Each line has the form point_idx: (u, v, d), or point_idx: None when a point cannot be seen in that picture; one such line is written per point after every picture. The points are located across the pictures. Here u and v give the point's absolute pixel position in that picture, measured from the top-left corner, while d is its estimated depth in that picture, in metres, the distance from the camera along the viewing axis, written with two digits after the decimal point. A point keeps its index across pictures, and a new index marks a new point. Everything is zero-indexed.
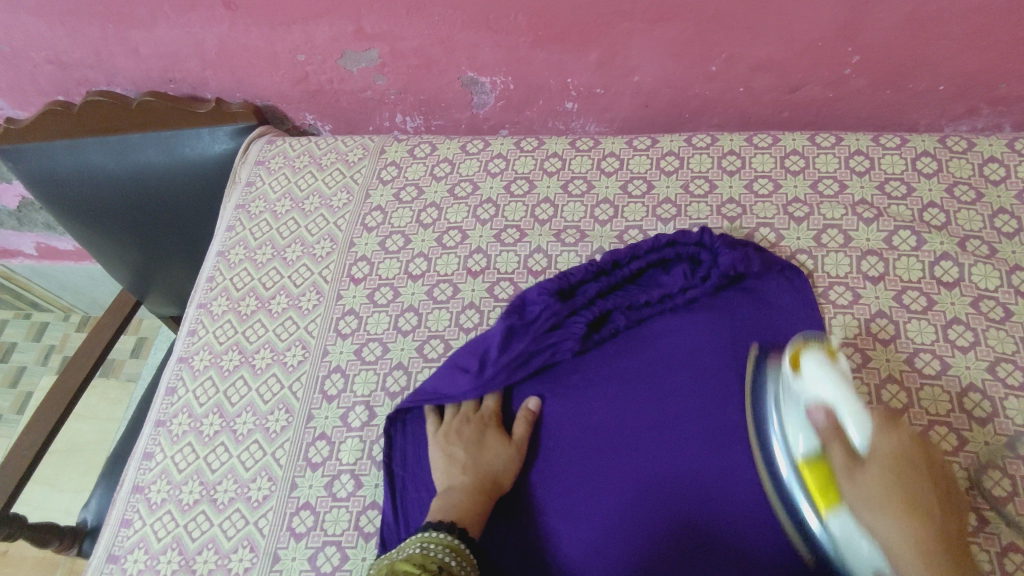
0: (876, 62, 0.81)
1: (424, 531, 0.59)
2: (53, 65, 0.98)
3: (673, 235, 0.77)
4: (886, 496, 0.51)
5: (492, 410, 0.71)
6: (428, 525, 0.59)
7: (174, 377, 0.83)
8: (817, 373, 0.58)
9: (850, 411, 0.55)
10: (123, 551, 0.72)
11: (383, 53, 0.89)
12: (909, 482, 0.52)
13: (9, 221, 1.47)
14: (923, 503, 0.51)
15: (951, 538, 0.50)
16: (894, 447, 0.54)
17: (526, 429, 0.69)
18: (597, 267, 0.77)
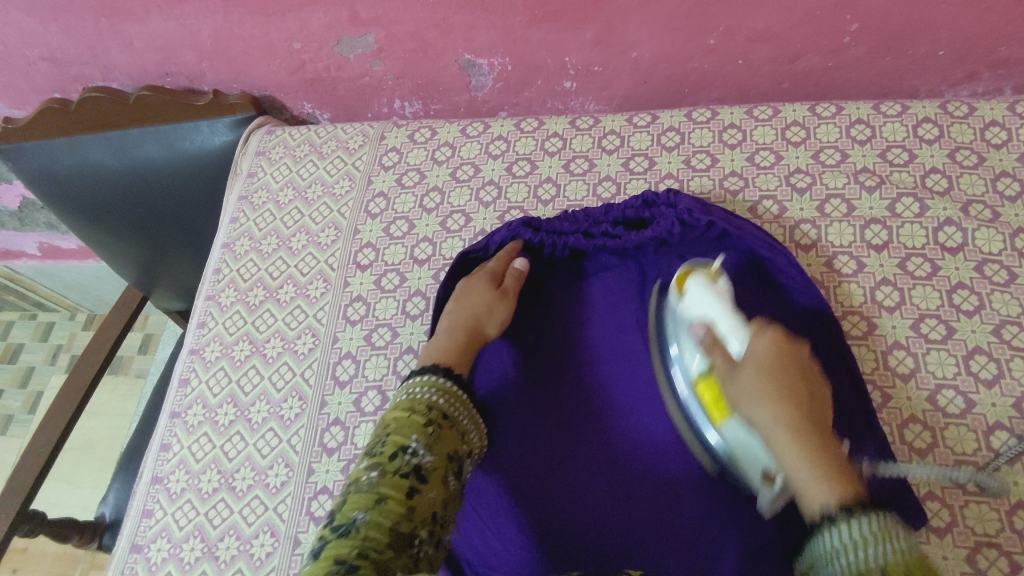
0: (875, 29, 0.80)
1: (417, 375, 0.64)
2: (48, 62, 0.98)
3: (648, 195, 0.78)
4: (765, 390, 0.54)
5: (492, 268, 0.77)
6: (426, 369, 0.64)
7: (187, 369, 0.83)
8: (696, 289, 0.64)
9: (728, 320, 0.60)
10: (145, 540, 0.73)
11: (379, 38, 0.89)
12: (793, 391, 0.54)
13: (11, 222, 1.47)
14: (797, 395, 0.54)
15: (817, 425, 0.53)
16: (769, 345, 0.56)
17: (514, 282, 0.76)
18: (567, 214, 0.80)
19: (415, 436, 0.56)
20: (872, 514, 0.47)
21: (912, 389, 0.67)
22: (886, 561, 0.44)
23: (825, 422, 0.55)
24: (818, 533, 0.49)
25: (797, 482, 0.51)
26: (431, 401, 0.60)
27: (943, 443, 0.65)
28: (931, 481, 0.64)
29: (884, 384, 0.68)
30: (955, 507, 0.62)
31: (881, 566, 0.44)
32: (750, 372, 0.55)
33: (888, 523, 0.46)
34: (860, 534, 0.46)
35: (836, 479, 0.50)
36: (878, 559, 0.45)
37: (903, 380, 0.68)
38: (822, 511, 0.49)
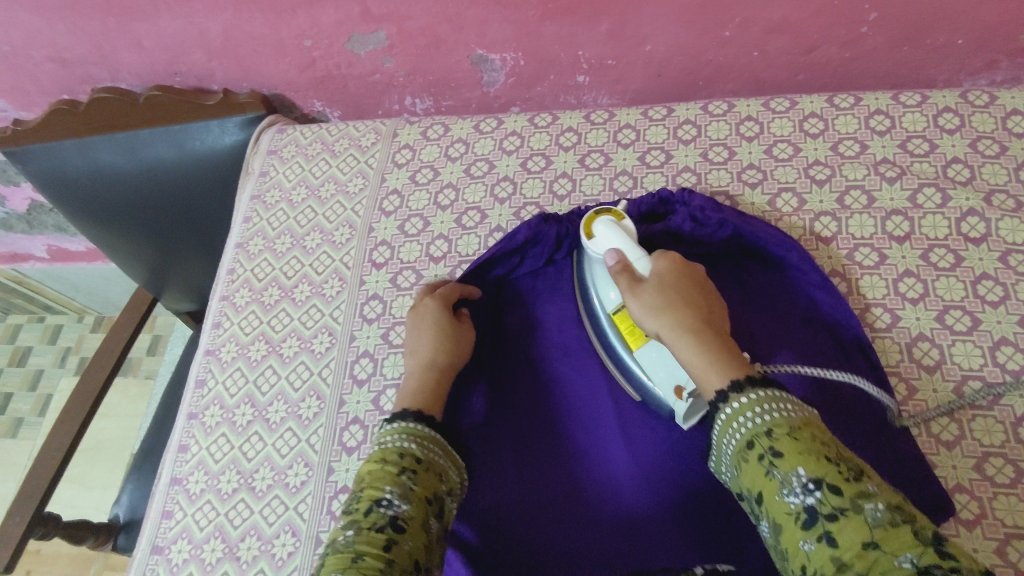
0: (894, 18, 0.79)
1: (395, 422, 0.61)
2: (56, 63, 0.97)
3: (665, 193, 0.76)
4: (665, 300, 0.61)
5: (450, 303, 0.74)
6: (395, 416, 0.62)
7: (203, 370, 0.83)
8: (601, 234, 0.67)
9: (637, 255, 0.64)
10: (166, 542, 0.73)
11: (390, 34, 0.88)
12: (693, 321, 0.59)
13: (19, 225, 1.46)
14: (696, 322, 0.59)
15: (706, 316, 0.61)
16: (667, 265, 0.64)
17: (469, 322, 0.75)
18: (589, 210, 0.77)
19: (388, 487, 0.54)
20: (763, 387, 0.52)
21: (938, 381, 0.67)
22: (773, 424, 0.49)
23: (714, 321, 0.61)
24: (717, 409, 0.53)
25: (700, 378, 0.56)
26: (402, 449, 0.58)
27: (970, 434, 0.64)
28: (959, 474, 0.63)
29: (909, 377, 0.67)
30: (985, 500, 0.61)
31: (769, 428, 0.49)
32: (651, 290, 0.62)
33: (779, 396, 0.51)
34: (752, 401, 0.51)
35: (730, 367, 0.55)
36: (764, 422, 0.50)
37: (929, 373, 0.67)
38: (718, 392, 0.54)
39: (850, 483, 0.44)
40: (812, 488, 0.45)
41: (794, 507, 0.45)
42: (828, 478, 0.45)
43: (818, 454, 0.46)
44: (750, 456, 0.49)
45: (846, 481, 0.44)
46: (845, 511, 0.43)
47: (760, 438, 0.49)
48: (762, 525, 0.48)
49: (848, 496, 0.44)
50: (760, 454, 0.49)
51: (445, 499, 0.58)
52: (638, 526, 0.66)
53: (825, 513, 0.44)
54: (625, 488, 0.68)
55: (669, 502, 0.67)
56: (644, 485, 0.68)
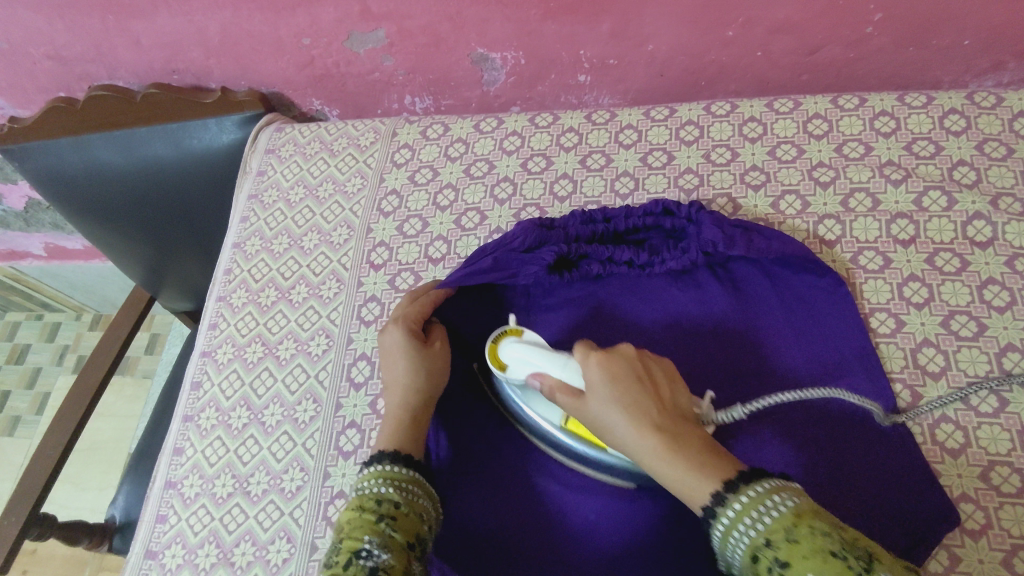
0: (900, 19, 0.78)
1: (373, 464, 0.59)
2: (53, 60, 0.96)
3: (669, 202, 0.76)
4: (620, 410, 0.55)
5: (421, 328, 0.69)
6: (372, 459, 0.60)
7: (199, 371, 0.82)
8: (513, 356, 0.65)
9: (554, 365, 0.61)
10: (159, 546, 0.72)
11: (390, 33, 0.87)
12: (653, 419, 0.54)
13: (16, 223, 1.45)
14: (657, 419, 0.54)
15: (665, 410, 0.55)
16: (600, 366, 0.57)
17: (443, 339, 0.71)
18: (587, 215, 0.77)
19: (366, 536, 0.52)
20: (745, 487, 0.48)
21: (944, 388, 0.66)
22: (767, 530, 0.45)
23: (676, 407, 0.56)
24: (710, 525, 0.49)
25: (680, 490, 0.51)
26: (379, 494, 0.56)
27: (976, 442, 0.63)
28: (964, 482, 0.62)
29: (913, 383, 0.67)
30: (990, 510, 0.61)
31: (766, 538, 0.45)
32: (602, 403, 0.56)
33: (762, 491, 0.47)
34: (741, 509, 0.47)
35: (710, 466, 0.51)
36: (761, 532, 0.45)
37: (934, 379, 0.66)
38: (707, 506, 0.49)
39: (858, 569, 0.40)
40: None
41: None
42: (835, 572, 0.41)
43: (821, 550, 0.42)
44: (757, 568, 0.45)
45: (851, 569, 0.40)
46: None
47: (762, 551, 0.45)
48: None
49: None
50: (766, 567, 0.44)
51: (429, 539, 0.56)
52: (634, 535, 0.63)
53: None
54: (621, 496, 0.65)
55: (667, 510, 0.63)
56: (642, 492, 0.64)
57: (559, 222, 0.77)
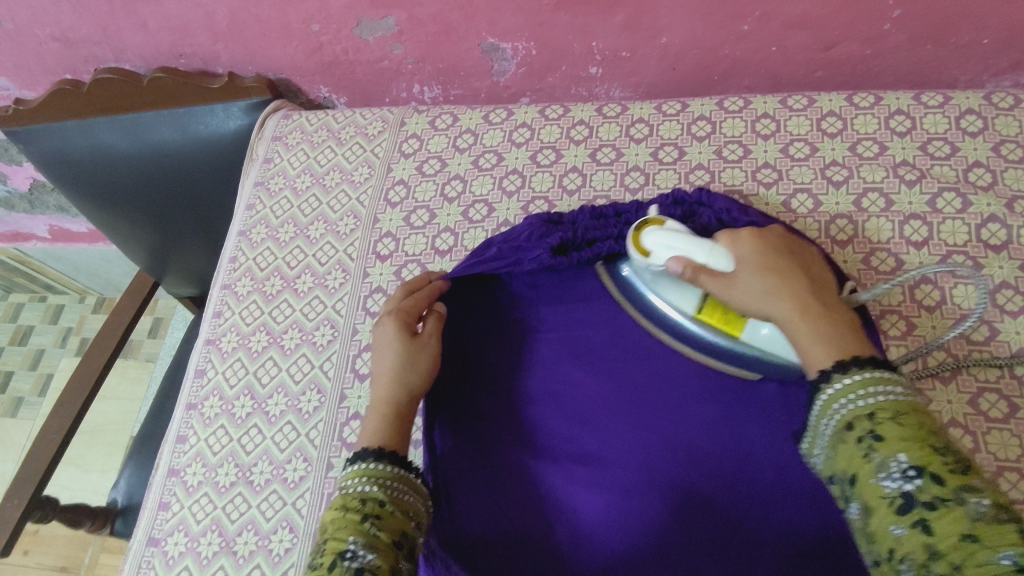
0: (919, 16, 0.77)
1: (357, 462, 0.58)
2: (60, 42, 0.96)
3: (679, 193, 0.74)
4: (769, 281, 0.57)
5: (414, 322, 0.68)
6: (356, 456, 0.59)
7: (203, 359, 0.82)
8: (655, 241, 0.63)
9: (700, 249, 0.60)
10: (162, 534, 0.72)
11: (400, 20, 0.86)
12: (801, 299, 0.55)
13: (21, 204, 1.45)
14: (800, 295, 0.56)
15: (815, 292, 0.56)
16: (755, 249, 0.59)
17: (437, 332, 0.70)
18: (597, 212, 0.76)
19: (351, 537, 0.50)
20: (870, 367, 0.48)
21: (954, 393, 0.65)
22: (876, 407, 0.46)
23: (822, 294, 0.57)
24: (816, 391, 0.50)
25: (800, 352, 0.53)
26: (363, 493, 0.54)
27: (985, 448, 0.63)
28: None
29: (923, 387, 0.66)
30: None
31: (872, 412, 0.46)
32: (749, 274, 0.58)
33: (889, 377, 0.48)
34: (854, 382, 0.48)
35: (842, 343, 0.52)
36: (867, 406, 0.46)
37: (944, 384, 0.66)
38: (820, 372, 0.50)
39: (955, 474, 0.41)
40: (913, 476, 0.42)
41: (891, 492, 0.43)
42: (932, 466, 0.42)
43: (926, 442, 0.43)
44: (845, 437, 0.47)
45: (950, 472, 0.42)
46: (945, 501, 0.41)
47: (861, 422, 0.46)
48: (851, 507, 0.47)
49: (952, 486, 0.41)
50: (860, 438, 0.46)
51: (416, 535, 0.55)
52: (642, 534, 0.63)
53: (924, 501, 0.42)
54: (629, 494, 0.64)
55: (676, 510, 0.63)
56: (651, 492, 0.64)
57: (568, 216, 0.76)
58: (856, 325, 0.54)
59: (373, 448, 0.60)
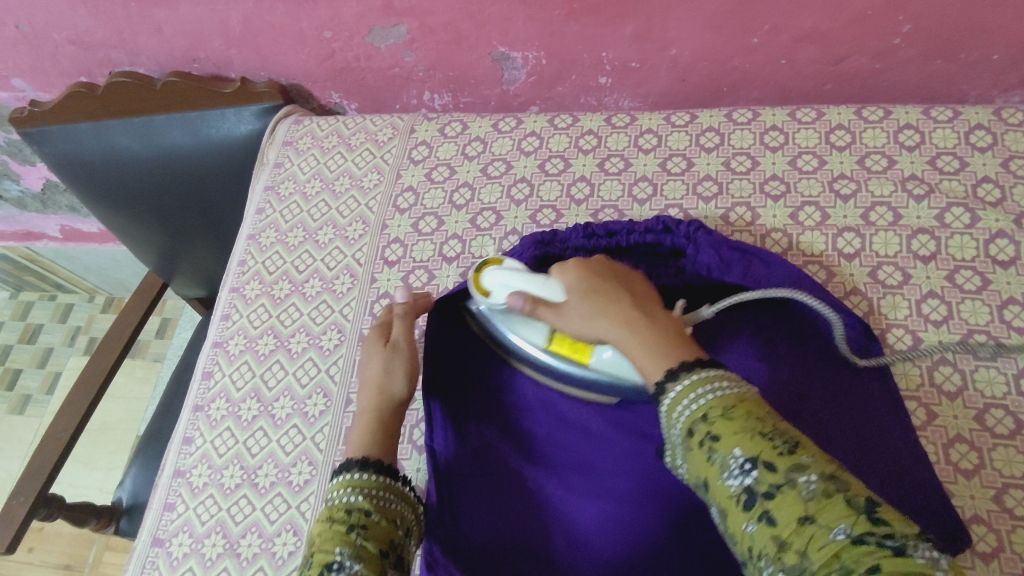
0: (929, 31, 0.77)
1: (340, 474, 0.59)
2: (75, 45, 0.97)
3: (669, 220, 0.73)
4: (595, 308, 0.57)
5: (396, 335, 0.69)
6: (339, 468, 0.59)
7: (210, 361, 0.83)
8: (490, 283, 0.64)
9: (534, 282, 0.60)
10: (167, 534, 0.73)
11: (412, 29, 0.86)
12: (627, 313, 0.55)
13: (33, 204, 1.46)
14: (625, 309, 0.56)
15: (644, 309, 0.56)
16: (575, 275, 0.59)
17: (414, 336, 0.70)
18: (590, 231, 0.74)
19: (337, 547, 0.51)
20: (697, 370, 0.49)
21: (960, 408, 0.65)
22: (708, 407, 0.47)
23: (644, 298, 0.58)
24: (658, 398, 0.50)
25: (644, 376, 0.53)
26: (350, 504, 0.55)
27: (990, 464, 0.62)
28: (977, 504, 0.61)
29: (929, 402, 0.66)
30: (1003, 533, 0.60)
31: (704, 413, 0.47)
32: (578, 301, 0.58)
33: (714, 375, 0.48)
34: (685, 389, 0.48)
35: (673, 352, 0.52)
36: (701, 407, 0.47)
37: (950, 399, 0.66)
38: (658, 382, 0.51)
39: (784, 456, 0.42)
40: (749, 469, 0.43)
41: (733, 490, 0.43)
42: (763, 455, 0.43)
43: (755, 431, 0.44)
44: (690, 442, 0.48)
45: (780, 456, 0.42)
46: (781, 488, 0.41)
47: (698, 425, 0.47)
48: (712, 512, 0.47)
49: (783, 471, 0.42)
50: (701, 440, 0.46)
51: (403, 543, 0.56)
52: (635, 542, 0.63)
53: (764, 492, 0.42)
54: (624, 503, 0.65)
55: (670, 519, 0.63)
56: (645, 501, 0.64)
57: (561, 236, 0.74)
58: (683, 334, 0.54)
59: (358, 457, 0.60)
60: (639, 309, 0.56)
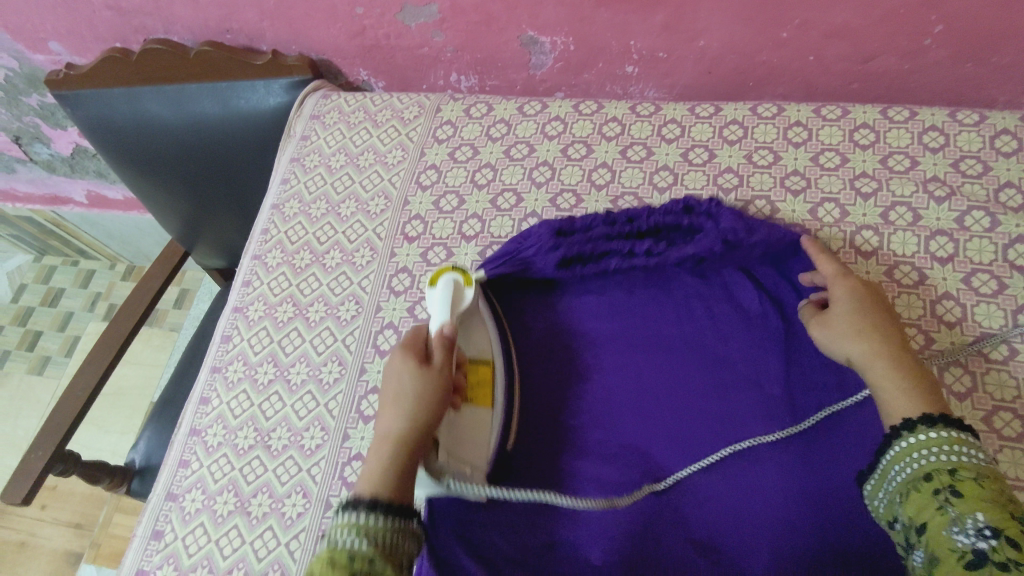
0: (960, 33, 0.77)
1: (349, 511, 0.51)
2: (112, 11, 0.99)
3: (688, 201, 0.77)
4: (863, 322, 0.62)
5: (443, 365, 0.61)
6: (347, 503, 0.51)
7: (230, 325, 0.84)
8: (444, 289, 0.68)
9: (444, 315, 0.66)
10: (180, 489, 0.74)
11: (443, 9, 0.87)
12: (868, 296, 0.65)
13: (61, 168, 1.49)
14: (865, 291, 0.65)
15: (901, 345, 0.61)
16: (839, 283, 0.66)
17: (446, 359, 0.62)
18: (609, 218, 0.77)
19: None
20: (955, 429, 0.52)
21: (968, 409, 0.65)
22: (959, 464, 0.50)
23: (903, 328, 0.64)
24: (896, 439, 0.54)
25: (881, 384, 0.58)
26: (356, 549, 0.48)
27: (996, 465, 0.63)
28: None
29: None
30: None
31: (953, 469, 0.50)
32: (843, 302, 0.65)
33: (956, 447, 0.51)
34: (940, 438, 0.52)
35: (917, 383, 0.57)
36: (949, 461, 0.50)
37: (959, 399, 0.66)
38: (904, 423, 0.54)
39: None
40: (989, 535, 0.46)
41: (961, 545, 0.46)
42: (1008, 530, 0.46)
43: (1006, 511, 0.47)
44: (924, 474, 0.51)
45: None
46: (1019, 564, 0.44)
47: (941, 475, 0.50)
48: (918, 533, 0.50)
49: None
50: (936, 490, 0.49)
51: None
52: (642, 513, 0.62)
53: (997, 560, 0.45)
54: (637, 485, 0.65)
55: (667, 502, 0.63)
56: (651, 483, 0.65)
57: (579, 221, 0.76)
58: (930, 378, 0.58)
59: (366, 495, 0.52)
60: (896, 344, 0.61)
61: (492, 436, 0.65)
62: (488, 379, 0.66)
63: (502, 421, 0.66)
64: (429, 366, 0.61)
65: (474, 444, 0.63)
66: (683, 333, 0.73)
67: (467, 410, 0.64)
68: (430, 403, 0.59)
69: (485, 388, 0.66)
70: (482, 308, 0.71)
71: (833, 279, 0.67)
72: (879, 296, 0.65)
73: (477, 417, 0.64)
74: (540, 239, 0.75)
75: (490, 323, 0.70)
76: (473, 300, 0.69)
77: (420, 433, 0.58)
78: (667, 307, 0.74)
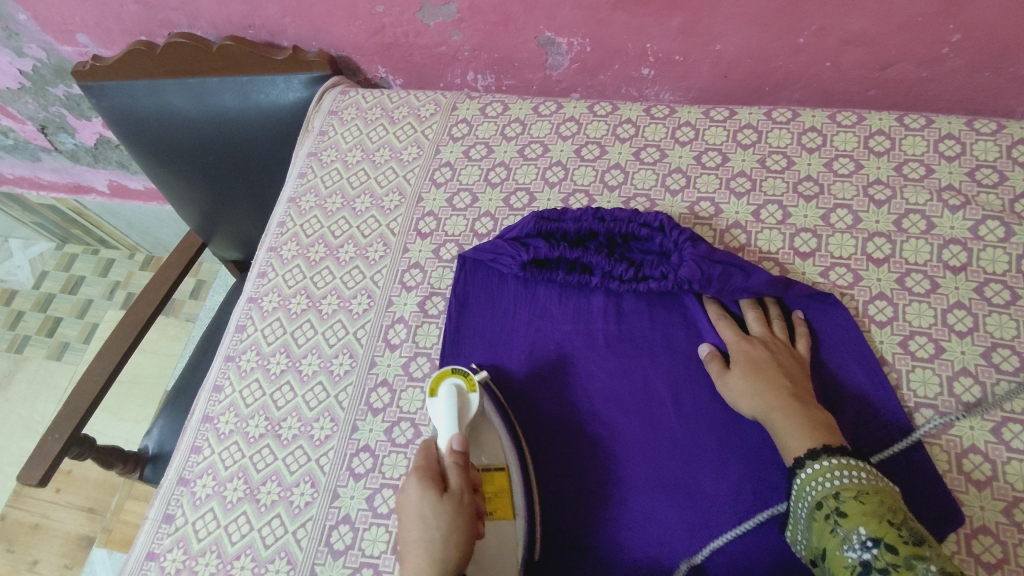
0: (981, 41, 0.76)
1: None
2: (139, 5, 1.01)
3: (667, 220, 0.75)
4: (755, 380, 0.64)
5: (463, 485, 0.60)
6: None
7: (244, 315, 0.86)
8: (447, 398, 0.68)
9: (449, 429, 0.66)
10: (192, 475, 0.76)
11: (461, 9, 0.88)
12: (766, 362, 0.66)
13: (85, 158, 1.51)
14: (764, 356, 0.66)
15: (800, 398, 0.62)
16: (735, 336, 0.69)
17: (464, 476, 0.61)
18: (599, 215, 0.78)
19: None
20: (840, 454, 0.56)
21: (977, 419, 0.65)
22: (842, 486, 0.53)
23: (805, 385, 0.65)
24: (794, 473, 0.57)
25: (780, 439, 0.60)
26: None
27: (1003, 477, 0.62)
28: (986, 515, 0.61)
29: (946, 411, 0.66)
30: (1009, 545, 0.60)
31: (837, 491, 0.53)
32: (739, 360, 0.66)
33: (846, 464, 0.55)
34: (824, 467, 0.55)
35: (818, 432, 0.59)
36: (834, 485, 0.54)
37: (968, 410, 0.65)
38: (796, 457, 0.58)
39: (907, 544, 0.48)
40: (870, 546, 0.49)
41: (851, 561, 0.50)
42: (887, 538, 0.49)
43: (883, 518, 0.50)
44: (818, 511, 0.54)
45: (903, 543, 0.48)
46: (898, 567, 0.47)
47: (828, 501, 0.53)
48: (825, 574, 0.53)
49: (904, 555, 0.48)
50: (826, 515, 0.53)
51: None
52: None
53: (879, 568, 0.48)
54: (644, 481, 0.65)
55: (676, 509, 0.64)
56: (655, 485, 0.66)
57: (569, 215, 0.78)
58: (832, 428, 0.60)
59: None
60: (787, 396, 0.62)
61: (518, 546, 0.64)
62: (506, 488, 0.65)
63: (525, 529, 0.65)
64: (448, 491, 0.59)
65: (498, 559, 0.63)
66: (690, 335, 0.73)
67: (489, 530, 0.63)
68: (461, 541, 0.57)
69: (504, 497, 0.65)
70: (490, 410, 0.70)
71: (734, 345, 0.68)
72: (778, 354, 0.67)
73: (498, 531, 0.64)
74: (524, 231, 0.78)
75: (498, 421, 0.70)
76: (478, 406, 0.69)
77: (455, 570, 0.56)
78: (672, 308, 0.75)
